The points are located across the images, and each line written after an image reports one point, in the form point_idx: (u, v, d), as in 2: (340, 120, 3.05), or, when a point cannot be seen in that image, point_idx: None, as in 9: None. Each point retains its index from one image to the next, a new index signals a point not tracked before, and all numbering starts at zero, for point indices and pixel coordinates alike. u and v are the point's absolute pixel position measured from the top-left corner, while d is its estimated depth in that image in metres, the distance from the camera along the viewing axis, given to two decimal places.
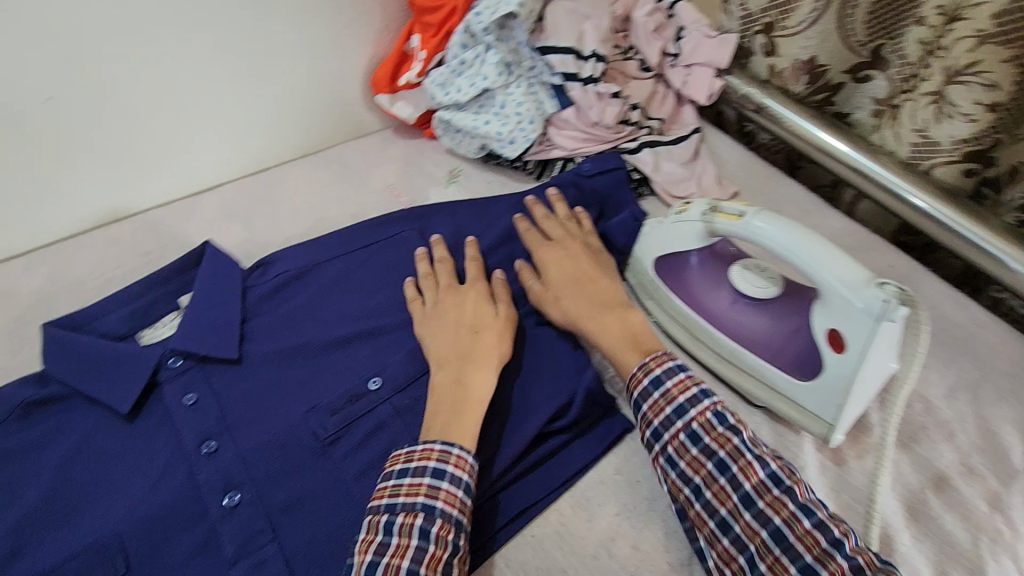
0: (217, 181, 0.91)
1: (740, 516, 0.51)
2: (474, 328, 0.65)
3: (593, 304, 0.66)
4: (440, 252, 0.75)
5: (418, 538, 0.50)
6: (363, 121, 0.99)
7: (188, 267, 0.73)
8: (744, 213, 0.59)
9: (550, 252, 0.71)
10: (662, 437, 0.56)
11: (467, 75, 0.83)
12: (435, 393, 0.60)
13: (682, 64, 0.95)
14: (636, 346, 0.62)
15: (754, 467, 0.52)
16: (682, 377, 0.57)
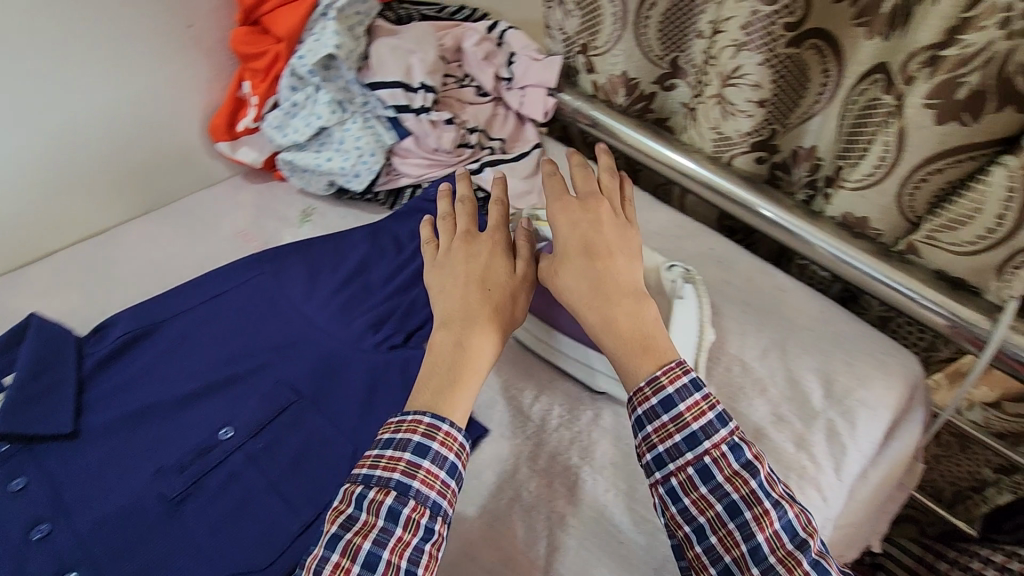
0: (49, 248, 0.86)
1: (748, 568, 0.49)
2: (483, 285, 0.61)
3: (600, 297, 0.58)
4: (465, 190, 0.70)
5: (385, 518, 0.49)
6: (208, 170, 0.97)
7: (11, 345, 0.69)
8: None
9: (568, 230, 0.63)
10: (668, 467, 0.52)
11: (302, 116, 0.85)
12: (433, 352, 0.58)
13: (516, 87, 1.01)
14: (647, 349, 0.56)
15: (770, 517, 0.49)
16: (697, 399, 0.53)
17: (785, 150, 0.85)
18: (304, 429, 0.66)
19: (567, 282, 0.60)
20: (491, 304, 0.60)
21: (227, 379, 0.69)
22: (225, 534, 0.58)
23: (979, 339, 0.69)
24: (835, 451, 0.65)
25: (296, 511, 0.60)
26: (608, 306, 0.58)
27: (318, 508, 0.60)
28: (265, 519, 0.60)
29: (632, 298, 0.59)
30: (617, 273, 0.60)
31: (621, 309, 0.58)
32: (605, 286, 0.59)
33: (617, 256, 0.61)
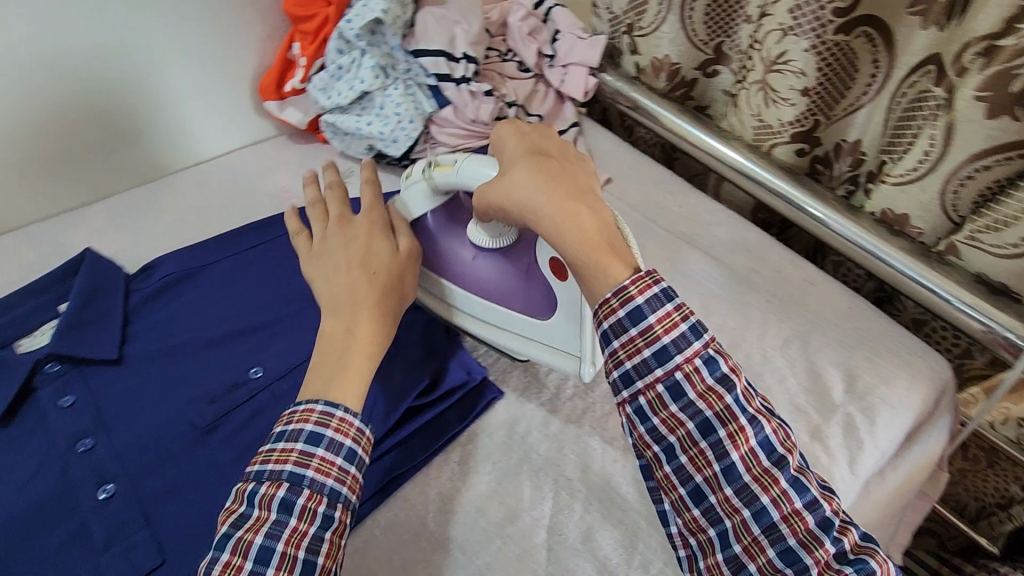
0: (104, 192, 0.91)
1: (721, 488, 0.51)
2: (367, 268, 0.62)
3: (558, 194, 0.56)
4: (332, 183, 0.71)
5: (278, 510, 0.50)
6: (256, 128, 1.00)
7: (69, 276, 0.75)
8: (456, 160, 0.63)
9: (514, 139, 0.61)
10: (637, 384, 0.52)
11: (346, 79, 0.87)
12: (323, 342, 0.59)
13: (558, 64, 1.01)
14: (610, 250, 0.54)
15: (746, 435, 0.50)
16: (669, 310, 0.51)
17: (827, 143, 0.83)
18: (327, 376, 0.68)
19: (518, 182, 0.57)
20: (379, 287, 0.62)
21: (256, 326, 0.72)
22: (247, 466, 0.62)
23: (1014, 346, 0.68)
24: (851, 446, 0.64)
25: None
26: (568, 203, 0.55)
27: None
28: None
29: (591, 198, 0.57)
30: (575, 178, 0.58)
31: (584, 209, 0.55)
32: (558, 185, 0.56)
33: (568, 162, 0.60)
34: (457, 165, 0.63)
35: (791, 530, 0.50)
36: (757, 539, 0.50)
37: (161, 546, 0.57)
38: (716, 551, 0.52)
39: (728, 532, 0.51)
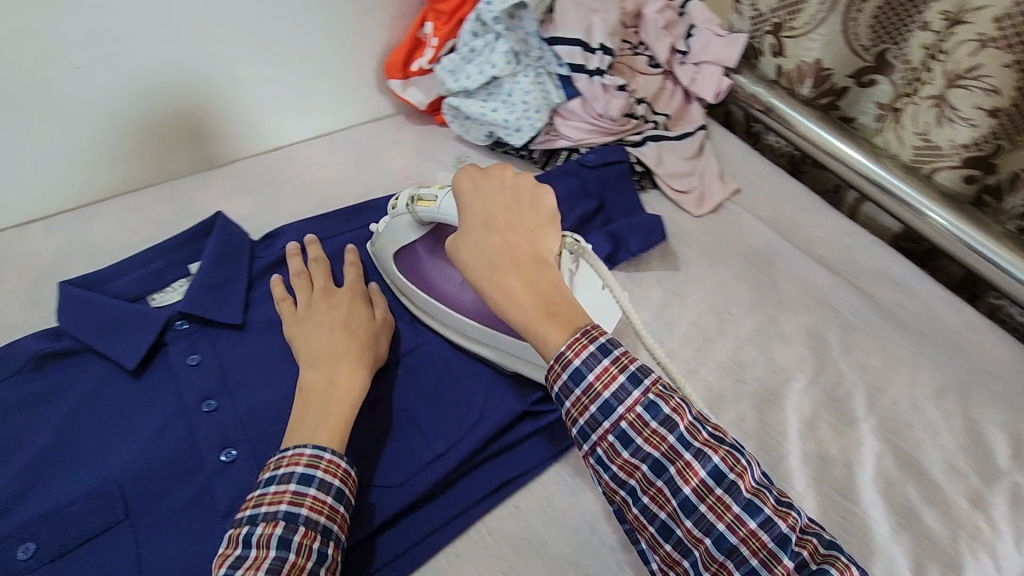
0: (229, 158, 0.93)
1: (682, 521, 0.49)
2: (350, 328, 0.64)
3: (496, 265, 0.57)
4: (317, 253, 0.74)
5: (276, 548, 0.49)
6: (375, 106, 1.00)
7: (201, 237, 0.78)
8: (438, 196, 0.65)
9: (469, 202, 0.61)
10: (590, 438, 0.52)
11: (477, 63, 0.85)
12: (304, 392, 0.58)
13: (690, 62, 0.96)
14: (549, 316, 0.54)
15: (693, 468, 0.49)
16: (605, 365, 0.52)
17: (1004, 172, 0.75)
18: (439, 363, 0.67)
19: (467, 251, 0.59)
20: (358, 341, 0.62)
21: None
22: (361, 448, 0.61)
23: None
24: (1019, 521, 0.57)
25: (428, 441, 0.61)
26: (502, 274, 0.56)
27: (450, 443, 0.60)
28: (400, 439, 0.61)
29: (530, 265, 0.57)
30: (515, 244, 0.58)
31: (515, 279, 0.56)
32: (495, 255, 0.57)
33: (514, 221, 0.59)
34: (438, 203, 0.65)
35: (752, 552, 0.47)
36: (723, 564, 0.48)
37: None
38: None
39: (697, 562, 0.49)
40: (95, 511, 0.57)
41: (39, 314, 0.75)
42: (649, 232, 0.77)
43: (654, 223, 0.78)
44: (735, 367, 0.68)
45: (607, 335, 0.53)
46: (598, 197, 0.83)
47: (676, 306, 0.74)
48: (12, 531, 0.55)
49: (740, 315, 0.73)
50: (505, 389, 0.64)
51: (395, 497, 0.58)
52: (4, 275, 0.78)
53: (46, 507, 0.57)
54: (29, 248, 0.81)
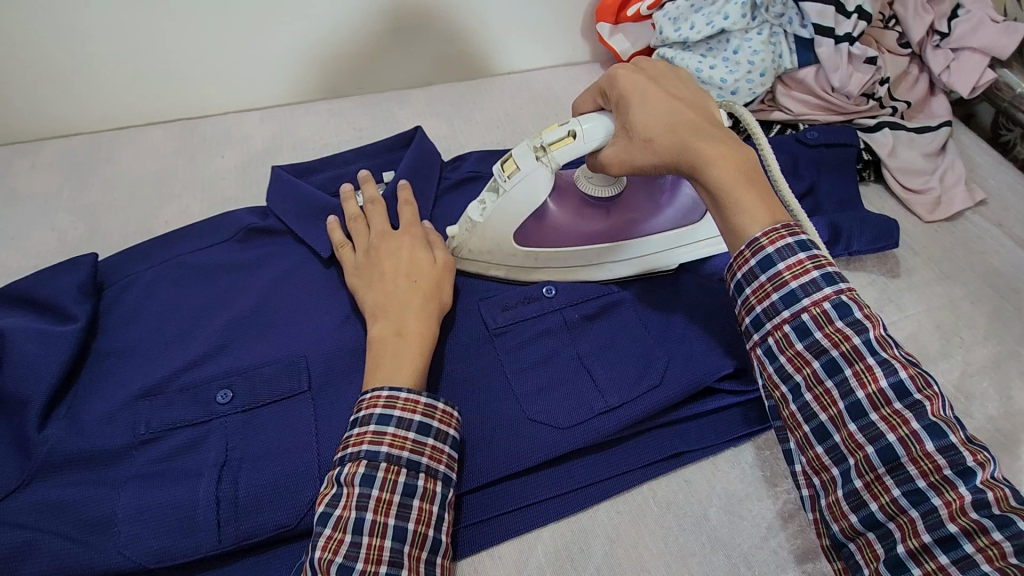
0: (424, 81, 0.96)
1: (844, 426, 0.45)
2: (411, 277, 0.59)
3: (687, 133, 0.52)
4: (371, 194, 0.67)
5: (361, 485, 0.48)
6: (570, 52, 0.99)
7: (396, 147, 0.78)
8: (577, 128, 0.56)
9: (626, 81, 0.55)
10: (765, 326, 0.49)
11: (706, 13, 0.79)
12: (373, 344, 0.55)
13: (948, 47, 0.80)
14: (750, 181, 0.51)
15: (873, 374, 0.44)
16: (801, 258, 0.48)
17: None
18: (623, 313, 0.62)
19: (643, 124, 0.53)
20: (421, 292, 0.58)
21: None
22: (531, 382, 0.58)
23: None
24: None
25: (601, 390, 0.58)
26: (695, 142, 0.52)
27: (624, 398, 0.57)
28: (571, 383, 0.58)
29: (719, 133, 0.53)
30: (699, 118, 0.53)
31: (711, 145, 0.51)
32: (681, 123, 0.53)
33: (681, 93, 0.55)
34: (581, 137, 0.56)
35: (921, 473, 0.42)
36: (881, 476, 0.43)
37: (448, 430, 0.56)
38: (836, 489, 0.46)
39: (849, 469, 0.45)
40: (283, 378, 0.59)
41: (251, 192, 0.81)
42: (878, 230, 0.67)
43: (884, 220, 0.68)
44: (960, 398, 0.61)
45: (807, 233, 0.49)
46: (809, 179, 0.73)
47: (893, 316, 0.66)
48: (214, 377, 0.59)
49: (971, 342, 0.64)
50: (688, 357, 0.60)
51: (562, 438, 0.56)
52: (225, 152, 0.85)
53: (243, 363, 0.60)
54: (248, 132, 0.87)
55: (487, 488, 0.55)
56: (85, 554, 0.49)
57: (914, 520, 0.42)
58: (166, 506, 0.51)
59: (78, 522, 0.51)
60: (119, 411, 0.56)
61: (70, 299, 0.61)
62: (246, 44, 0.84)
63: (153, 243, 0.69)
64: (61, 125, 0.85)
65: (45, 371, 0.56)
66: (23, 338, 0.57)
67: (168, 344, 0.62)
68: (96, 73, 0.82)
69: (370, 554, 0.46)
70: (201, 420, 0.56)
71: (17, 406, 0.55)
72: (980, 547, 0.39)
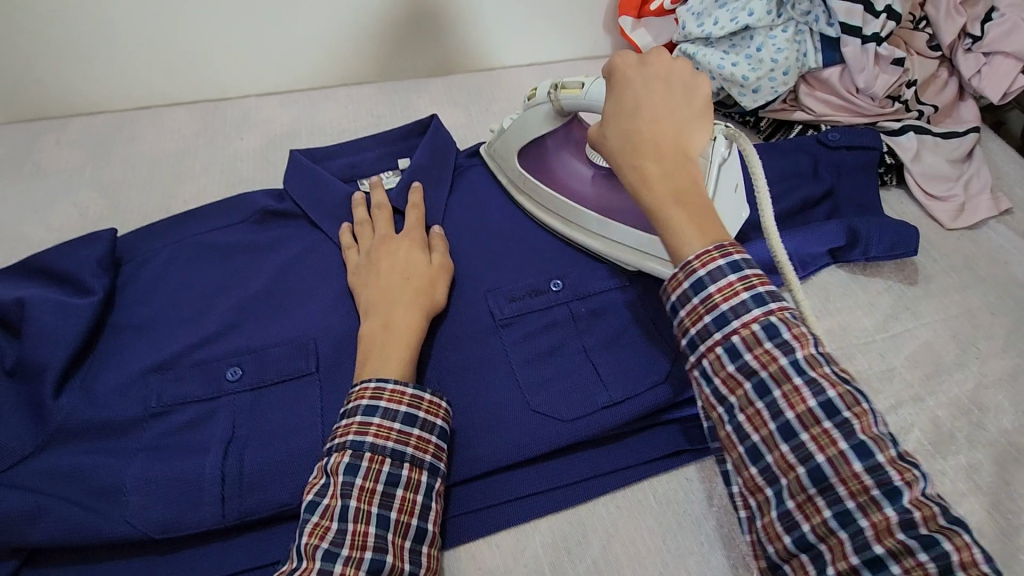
0: (444, 70, 0.96)
1: (775, 447, 0.42)
2: (405, 275, 0.60)
3: (634, 150, 0.49)
4: (377, 197, 0.68)
5: (345, 474, 0.48)
6: (591, 45, 0.99)
7: (413, 135, 0.78)
8: (586, 83, 0.59)
9: (623, 77, 0.52)
10: (698, 348, 0.45)
11: (730, 9, 0.78)
12: (363, 339, 0.56)
13: (980, 51, 0.78)
14: (681, 207, 0.47)
15: (801, 395, 0.42)
16: (731, 280, 0.44)
17: None
18: (631, 309, 0.62)
19: (608, 128, 0.51)
20: (412, 288, 0.58)
21: None
22: (536, 374, 0.58)
23: None
24: None
25: (605, 385, 0.58)
26: (639, 160, 0.49)
27: (627, 394, 0.57)
28: (575, 377, 0.58)
29: (674, 152, 0.49)
30: (659, 132, 0.49)
31: (654, 166, 0.48)
32: (637, 136, 0.49)
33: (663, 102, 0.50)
34: (587, 88, 0.59)
35: (849, 494, 0.40)
36: (812, 497, 0.41)
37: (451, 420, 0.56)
38: (770, 510, 0.43)
39: (780, 490, 0.42)
40: (292, 358, 0.60)
41: (268, 174, 0.82)
42: (898, 235, 0.65)
43: (905, 226, 0.66)
44: (974, 409, 0.60)
45: (743, 253, 0.45)
46: (829, 182, 0.71)
47: (908, 324, 0.65)
48: (223, 355, 0.60)
49: (988, 354, 0.63)
50: None
51: (564, 430, 0.56)
52: (244, 135, 0.86)
53: (253, 342, 0.61)
54: (267, 116, 0.88)
55: (488, 477, 0.56)
56: (94, 521, 0.50)
57: (842, 541, 0.40)
58: (172, 479, 0.52)
59: (87, 489, 0.52)
60: (131, 384, 0.57)
61: (88, 273, 0.62)
62: (269, 28, 0.85)
63: (170, 221, 0.70)
64: (87, 103, 0.86)
65: (61, 341, 0.57)
66: (41, 308, 0.58)
67: (180, 321, 0.63)
68: (122, 52, 0.83)
69: (355, 540, 0.47)
70: (208, 396, 0.57)
71: (33, 374, 0.56)
72: (905, 567, 0.38)
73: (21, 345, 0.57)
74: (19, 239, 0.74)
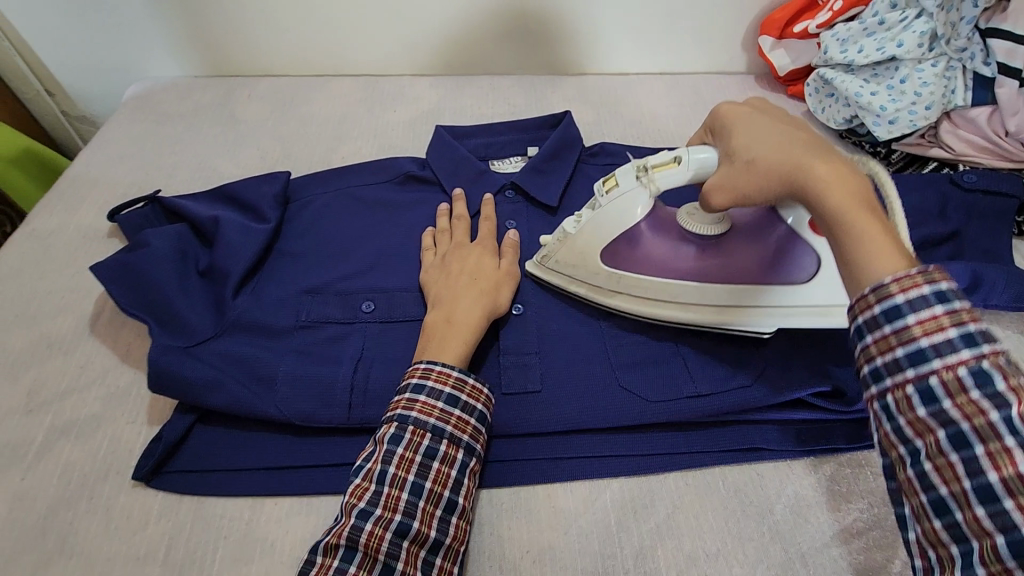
0: (582, 70, 1.03)
1: (969, 506, 0.37)
2: (474, 277, 0.65)
3: (799, 153, 0.50)
4: (460, 210, 0.75)
5: (389, 443, 0.54)
6: (726, 62, 1.02)
7: (547, 126, 0.85)
8: (682, 157, 0.57)
9: (738, 118, 0.56)
10: (882, 380, 0.41)
11: (879, 38, 0.79)
12: (426, 328, 0.61)
13: None
14: (868, 209, 0.46)
15: (1015, 459, 0.35)
16: (936, 313, 0.39)
17: None
18: None
19: (747, 143, 0.53)
20: (476, 289, 0.64)
21: None
22: (628, 355, 0.64)
23: None
24: None
25: (693, 378, 0.62)
26: (811, 160, 0.49)
27: (714, 388, 0.61)
28: (665, 367, 0.63)
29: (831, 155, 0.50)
30: (809, 143, 0.51)
31: (827, 167, 0.48)
32: (790, 145, 0.51)
33: (791, 126, 0.54)
34: (684, 163, 0.57)
35: None
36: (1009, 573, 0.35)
37: (544, 379, 0.62)
38: (953, 569, 0.38)
39: (970, 553, 0.37)
40: (417, 303, 0.69)
41: (414, 145, 0.92)
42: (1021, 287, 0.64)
43: None
44: None
45: (952, 282, 0.40)
46: (956, 223, 0.70)
47: None
48: (362, 290, 0.70)
49: None
50: (785, 366, 0.62)
51: (650, 408, 0.60)
52: (397, 108, 0.98)
53: (387, 283, 0.71)
54: (418, 93, 0.99)
55: (569, 434, 0.61)
56: (252, 399, 0.61)
57: None
58: (313, 379, 0.62)
59: (249, 373, 0.63)
60: (289, 299, 0.69)
61: (267, 205, 0.76)
62: (434, 20, 0.96)
63: (332, 173, 0.82)
64: (277, 69, 1.03)
65: (242, 254, 0.70)
66: (230, 227, 0.72)
67: (331, 256, 0.74)
68: (310, 30, 0.97)
69: (388, 502, 0.52)
70: (346, 320, 0.67)
71: (219, 277, 0.69)
72: None
73: (214, 252, 0.70)
74: (212, 169, 0.89)
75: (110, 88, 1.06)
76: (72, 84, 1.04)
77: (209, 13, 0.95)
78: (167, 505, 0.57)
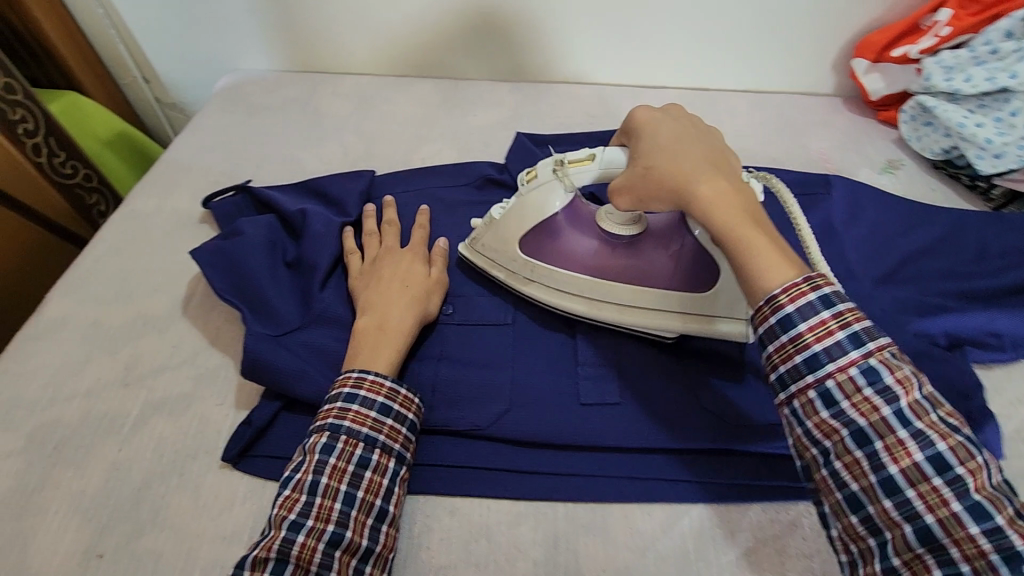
0: (662, 83, 1.02)
1: (879, 500, 0.44)
2: (405, 282, 0.66)
3: (689, 170, 0.54)
4: (389, 215, 0.75)
5: (320, 452, 0.54)
6: (813, 82, 0.99)
7: None
8: (595, 155, 0.61)
9: (644, 129, 0.59)
10: (788, 387, 0.48)
11: (989, 68, 0.76)
12: (357, 335, 0.62)
13: None
14: (754, 224, 0.51)
15: (906, 449, 0.43)
16: (824, 318, 0.46)
17: None
18: None
19: (647, 154, 0.57)
20: (408, 295, 0.65)
21: None
22: (705, 380, 0.64)
23: None
24: None
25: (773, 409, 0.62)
26: (699, 182, 0.53)
27: None
28: (744, 395, 0.63)
29: (725, 174, 0.55)
30: (699, 158, 0.55)
31: (708, 187, 0.53)
32: (682, 159, 0.55)
33: (689, 137, 0.58)
34: (597, 159, 0.60)
35: (965, 557, 0.41)
36: (920, 557, 0.42)
37: (621, 394, 0.63)
38: (874, 561, 0.45)
39: (886, 544, 0.44)
40: (498, 310, 0.70)
41: (492, 149, 0.93)
42: None
43: None
44: None
45: (833, 287, 0.47)
46: None
47: None
48: None
49: None
50: None
51: (729, 434, 0.60)
52: (477, 112, 0.98)
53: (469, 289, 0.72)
54: (496, 98, 1.00)
55: (646, 453, 0.61)
56: None
57: None
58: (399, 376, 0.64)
59: (333, 366, 0.64)
60: None
61: (352, 201, 0.77)
62: (520, 27, 0.96)
63: (415, 173, 0.84)
64: (360, 67, 1.05)
65: (327, 248, 0.72)
66: (318, 220, 0.74)
67: None
68: (397, 31, 0.99)
69: (321, 512, 0.52)
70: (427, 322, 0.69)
71: (306, 268, 0.71)
72: None
73: (302, 245, 0.72)
74: (296, 162, 0.92)
75: (199, 77, 1.10)
76: (167, 71, 1.09)
77: (302, 11, 0.97)
78: (252, 488, 0.59)
